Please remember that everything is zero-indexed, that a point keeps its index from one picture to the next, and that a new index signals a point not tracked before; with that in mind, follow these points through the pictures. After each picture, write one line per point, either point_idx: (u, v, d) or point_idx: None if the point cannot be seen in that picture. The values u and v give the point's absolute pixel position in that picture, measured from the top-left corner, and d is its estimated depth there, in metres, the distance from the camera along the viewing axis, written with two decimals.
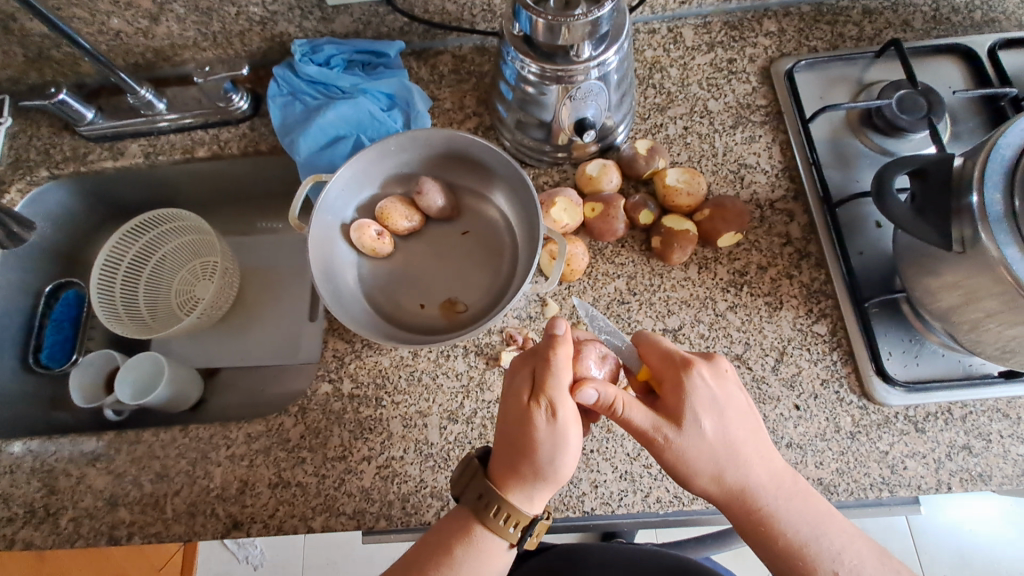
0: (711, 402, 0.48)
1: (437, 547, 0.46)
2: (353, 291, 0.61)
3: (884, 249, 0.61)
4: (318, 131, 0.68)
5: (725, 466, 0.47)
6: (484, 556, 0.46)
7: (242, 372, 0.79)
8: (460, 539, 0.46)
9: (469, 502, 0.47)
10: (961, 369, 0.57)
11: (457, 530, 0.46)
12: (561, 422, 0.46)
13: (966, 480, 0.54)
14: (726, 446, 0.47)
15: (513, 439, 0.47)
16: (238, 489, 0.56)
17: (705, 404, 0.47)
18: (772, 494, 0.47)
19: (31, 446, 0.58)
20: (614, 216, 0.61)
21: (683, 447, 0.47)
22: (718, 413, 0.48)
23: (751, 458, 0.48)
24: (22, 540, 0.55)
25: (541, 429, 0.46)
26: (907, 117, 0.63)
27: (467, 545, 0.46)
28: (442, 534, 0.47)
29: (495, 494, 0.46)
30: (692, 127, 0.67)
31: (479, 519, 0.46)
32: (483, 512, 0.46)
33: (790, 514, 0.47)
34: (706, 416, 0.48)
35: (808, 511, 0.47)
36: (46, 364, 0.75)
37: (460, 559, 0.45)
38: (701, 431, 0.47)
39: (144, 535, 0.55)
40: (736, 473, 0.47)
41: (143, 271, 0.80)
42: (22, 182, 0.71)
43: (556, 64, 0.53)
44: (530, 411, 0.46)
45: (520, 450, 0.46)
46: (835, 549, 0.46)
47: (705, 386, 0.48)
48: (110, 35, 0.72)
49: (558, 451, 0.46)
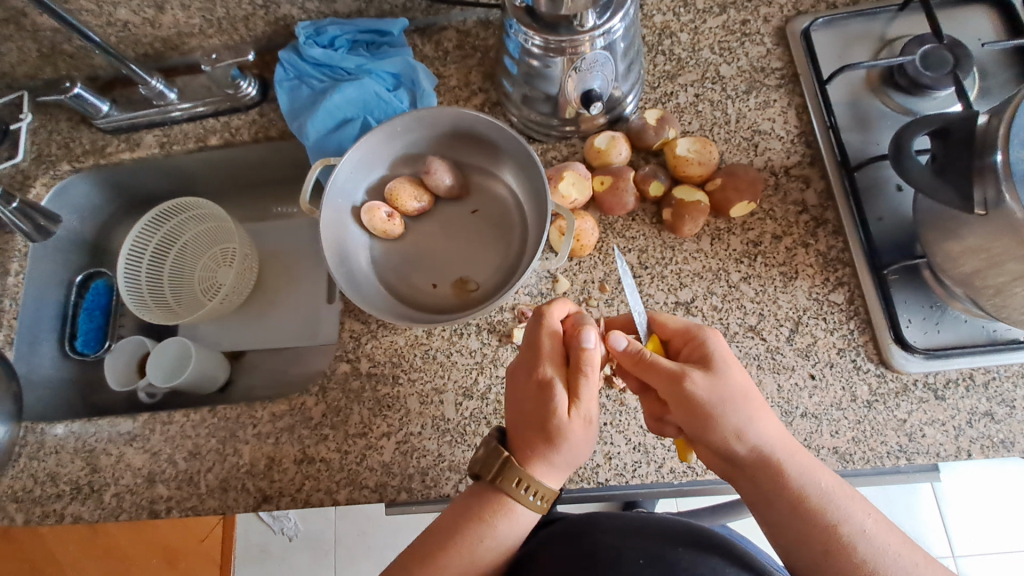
0: (727, 357, 0.48)
1: (457, 523, 0.47)
2: (366, 273, 0.63)
3: (905, 214, 0.59)
4: (325, 114, 0.68)
5: (750, 416, 0.46)
6: (512, 527, 0.48)
7: (266, 354, 0.81)
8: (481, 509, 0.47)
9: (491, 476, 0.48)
10: (986, 335, 0.55)
11: (489, 506, 0.47)
12: (591, 426, 0.49)
13: (987, 446, 0.54)
14: (748, 398, 0.47)
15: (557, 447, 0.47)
16: (266, 465, 0.58)
17: (727, 355, 0.48)
18: (789, 451, 0.47)
19: (73, 428, 0.62)
20: (624, 189, 0.60)
21: (711, 396, 0.46)
22: (737, 367, 0.48)
23: (768, 412, 0.48)
24: (71, 514, 0.59)
25: (579, 433, 0.48)
26: (931, 74, 0.60)
27: (492, 516, 0.47)
28: (462, 507, 0.48)
29: (523, 474, 0.47)
30: (704, 94, 0.65)
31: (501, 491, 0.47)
32: (508, 486, 0.47)
33: (806, 471, 0.46)
34: (732, 367, 0.48)
35: (821, 468, 0.47)
36: (80, 351, 0.78)
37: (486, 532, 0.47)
38: (728, 379, 0.47)
39: (181, 508, 0.58)
40: (758, 425, 0.47)
41: (165, 258, 0.83)
42: (46, 177, 0.74)
43: (560, 34, 0.52)
44: (570, 417, 0.47)
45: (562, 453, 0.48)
46: (854, 506, 0.45)
47: (721, 344, 0.49)
48: (118, 26, 0.72)
49: (581, 452, 0.49)
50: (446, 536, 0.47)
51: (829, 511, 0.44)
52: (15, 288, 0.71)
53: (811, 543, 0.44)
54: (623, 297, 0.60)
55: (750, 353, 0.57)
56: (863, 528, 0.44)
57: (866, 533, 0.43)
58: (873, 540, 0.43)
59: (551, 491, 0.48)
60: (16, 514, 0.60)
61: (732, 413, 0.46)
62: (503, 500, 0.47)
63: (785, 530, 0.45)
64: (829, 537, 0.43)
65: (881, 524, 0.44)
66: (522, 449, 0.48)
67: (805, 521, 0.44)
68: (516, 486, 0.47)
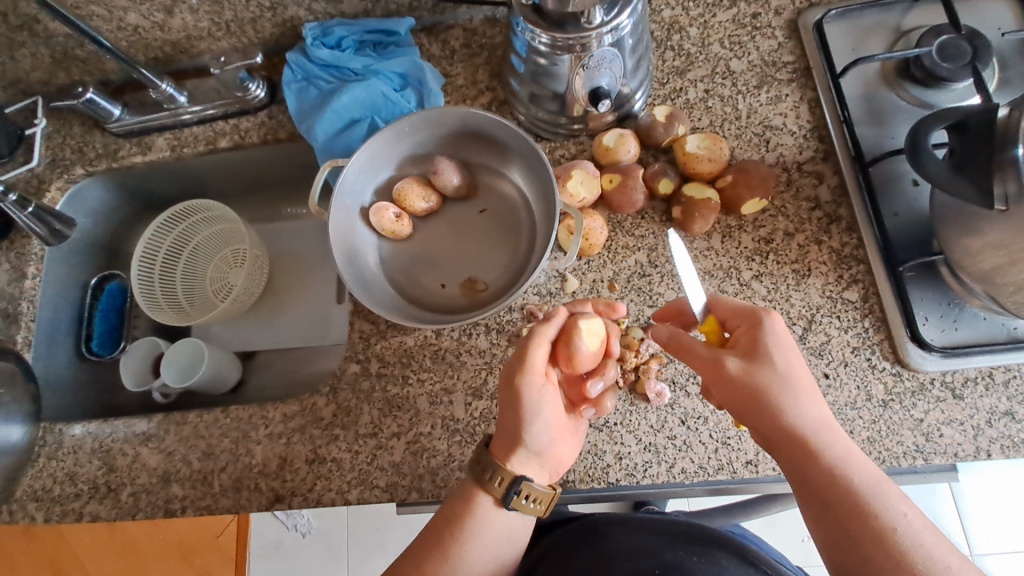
0: (779, 346, 0.47)
1: (442, 526, 0.48)
2: (374, 273, 0.63)
3: (922, 209, 0.58)
4: (333, 115, 0.68)
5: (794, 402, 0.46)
6: (503, 526, 0.49)
7: (277, 354, 0.82)
8: (467, 510, 0.48)
9: (472, 473, 0.49)
10: (1005, 333, 0.54)
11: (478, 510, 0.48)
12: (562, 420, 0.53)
13: (1008, 447, 0.52)
14: (797, 387, 0.46)
15: (508, 424, 0.50)
16: (278, 465, 0.59)
17: (782, 344, 0.47)
18: (829, 440, 0.45)
19: (90, 429, 0.63)
20: (633, 187, 0.59)
21: (753, 381, 0.46)
22: (790, 356, 0.47)
23: (811, 401, 0.46)
24: (89, 513, 0.60)
25: (527, 412, 0.49)
26: (949, 66, 0.59)
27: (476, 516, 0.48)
28: (446, 508, 0.49)
29: (497, 467, 0.48)
30: (714, 90, 0.65)
31: (483, 489, 0.48)
32: (486, 482, 0.48)
33: (844, 459, 0.44)
34: (786, 354, 0.47)
35: (866, 464, 0.44)
36: (97, 352, 0.79)
37: (469, 533, 0.47)
38: (779, 365, 0.46)
39: (196, 508, 0.59)
40: (804, 411, 0.46)
41: (178, 260, 0.84)
42: (61, 181, 0.75)
43: (567, 32, 0.52)
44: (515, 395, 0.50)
45: (514, 432, 0.49)
46: (892, 499, 0.43)
47: (777, 332, 0.48)
48: (128, 30, 0.73)
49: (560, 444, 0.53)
50: (433, 541, 0.48)
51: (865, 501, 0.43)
52: (32, 291, 0.72)
53: (840, 532, 0.42)
54: (632, 296, 0.60)
55: None
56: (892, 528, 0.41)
57: (901, 529, 0.41)
58: (907, 535, 0.41)
59: (546, 494, 0.49)
60: (36, 513, 0.61)
61: (779, 397, 0.46)
62: (486, 498, 0.48)
63: (818, 518, 0.44)
64: (854, 526, 0.42)
65: (919, 522, 0.42)
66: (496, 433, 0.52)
67: (845, 513, 0.42)
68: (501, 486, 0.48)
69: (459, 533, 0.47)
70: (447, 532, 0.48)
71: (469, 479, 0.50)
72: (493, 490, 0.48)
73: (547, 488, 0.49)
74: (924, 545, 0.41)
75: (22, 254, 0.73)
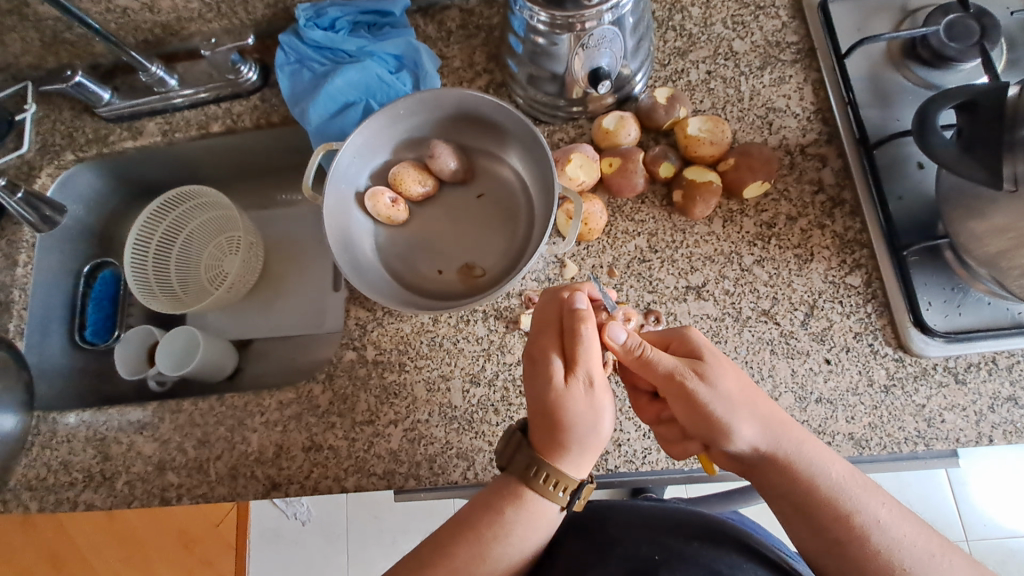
0: (721, 355, 0.47)
1: (481, 520, 0.46)
2: (371, 259, 0.62)
3: (927, 193, 0.57)
4: (327, 98, 0.66)
5: (754, 415, 0.45)
6: (536, 527, 0.46)
7: (274, 342, 0.81)
8: (513, 509, 0.46)
9: (518, 471, 0.47)
10: (1010, 318, 0.53)
11: (509, 496, 0.46)
12: (597, 389, 0.47)
13: (1010, 432, 0.52)
14: (751, 398, 0.46)
15: (588, 423, 0.47)
16: (274, 453, 0.58)
17: (716, 355, 0.47)
18: (795, 448, 0.45)
19: (84, 418, 0.62)
20: (633, 170, 0.58)
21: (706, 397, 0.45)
22: (729, 365, 0.47)
23: (768, 412, 0.46)
24: (84, 502, 0.60)
25: (595, 402, 0.47)
26: (956, 46, 0.57)
27: (522, 515, 0.46)
28: (491, 501, 0.46)
29: (554, 470, 0.46)
30: (716, 71, 0.63)
31: (533, 491, 0.46)
32: (537, 483, 0.46)
33: (814, 461, 0.44)
34: (724, 365, 0.47)
35: (832, 461, 0.45)
36: (91, 341, 0.78)
37: (512, 529, 0.45)
38: (722, 380, 0.45)
39: (192, 496, 0.58)
40: (764, 425, 0.45)
41: (173, 246, 0.82)
42: (51, 167, 0.74)
43: (566, 11, 0.50)
44: (593, 391, 0.47)
45: (577, 432, 0.46)
46: (865, 493, 0.43)
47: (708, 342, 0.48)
48: (118, 12, 0.71)
49: (599, 418, 0.47)
50: (471, 532, 0.45)
51: (841, 504, 0.42)
52: (24, 279, 0.71)
53: (826, 538, 0.42)
54: (632, 282, 0.59)
55: (763, 338, 0.56)
56: (874, 522, 0.42)
57: (881, 523, 0.42)
58: (888, 529, 0.42)
59: (591, 488, 0.47)
60: (30, 502, 0.60)
61: (732, 413, 0.45)
62: (535, 499, 0.46)
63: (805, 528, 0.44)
64: (842, 530, 0.42)
65: (895, 512, 0.42)
66: (546, 435, 0.47)
67: (825, 519, 0.42)
68: (549, 486, 0.46)
69: (501, 528, 0.45)
70: (488, 525, 0.45)
71: (512, 476, 0.47)
72: (551, 495, 0.46)
73: (590, 483, 0.48)
74: (904, 534, 0.42)
75: (13, 241, 0.72)
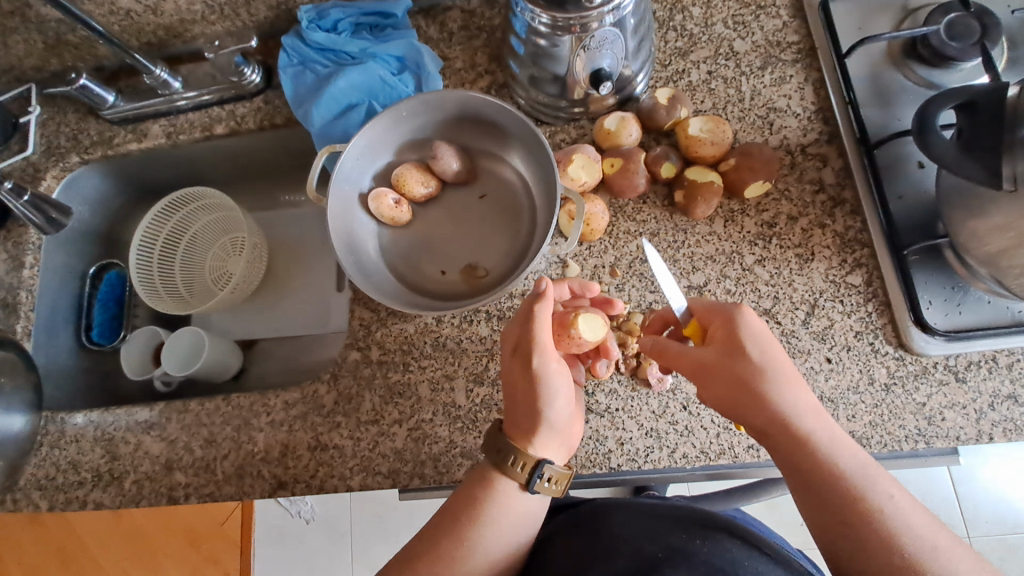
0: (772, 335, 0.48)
1: (460, 509, 0.47)
2: (375, 260, 0.62)
3: (927, 192, 0.57)
4: (330, 99, 0.67)
5: (789, 388, 0.45)
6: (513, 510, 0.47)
7: (278, 342, 0.82)
8: (486, 492, 0.47)
9: (490, 457, 0.48)
10: (1010, 317, 0.53)
11: (480, 481, 0.48)
12: (545, 372, 0.48)
13: (1011, 429, 0.52)
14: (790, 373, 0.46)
15: (532, 406, 0.48)
16: (280, 452, 0.59)
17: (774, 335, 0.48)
18: (815, 426, 0.45)
19: (92, 418, 0.63)
20: (634, 171, 0.59)
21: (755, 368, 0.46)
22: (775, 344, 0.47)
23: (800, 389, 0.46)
24: (93, 501, 0.60)
25: (538, 385, 0.48)
26: (957, 45, 0.57)
27: (495, 498, 0.47)
28: (466, 489, 0.48)
29: (514, 451, 0.47)
30: (717, 71, 0.63)
31: (503, 475, 0.47)
32: (508, 467, 0.47)
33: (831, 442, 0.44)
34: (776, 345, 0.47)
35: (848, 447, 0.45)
36: (97, 342, 0.79)
37: (488, 514, 0.46)
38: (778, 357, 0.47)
39: (199, 494, 0.59)
40: (790, 399, 0.45)
41: (177, 247, 0.83)
42: (56, 169, 0.74)
43: (568, 12, 0.50)
44: (538, 375, 0.48)
45: (523, 414, 0.48)
46: (878, 480, 0.43)
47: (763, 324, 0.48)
48: (121, 14, 0.72)
49: (545, 402, 0.48)
50: (452, 521, 0.47)
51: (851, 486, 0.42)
52: (31, 280, 0.72)
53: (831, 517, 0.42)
54: (634, 281, 0.59)
55: None
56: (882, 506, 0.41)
57: (890, 509, 0.41)
58: (897, 516, 0.41)
59: (564, 473, 0.48)
60: (40, 501, 0.61)
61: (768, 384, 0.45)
62: (504, 482, 0.47)
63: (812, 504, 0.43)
64: (850, 509, 0.42)
65: (905, 501, 0.42)
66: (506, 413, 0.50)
67: (832, 497, 0.42)
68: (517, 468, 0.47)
69: (478, 514, 0.46)
70: (466, 512, 0.47)
71: (485, 462, 0.49)
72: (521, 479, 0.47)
73: (563, 468, 0.48)
74: (913, 522, 0.41)
75: (19, 243, 0.73)
